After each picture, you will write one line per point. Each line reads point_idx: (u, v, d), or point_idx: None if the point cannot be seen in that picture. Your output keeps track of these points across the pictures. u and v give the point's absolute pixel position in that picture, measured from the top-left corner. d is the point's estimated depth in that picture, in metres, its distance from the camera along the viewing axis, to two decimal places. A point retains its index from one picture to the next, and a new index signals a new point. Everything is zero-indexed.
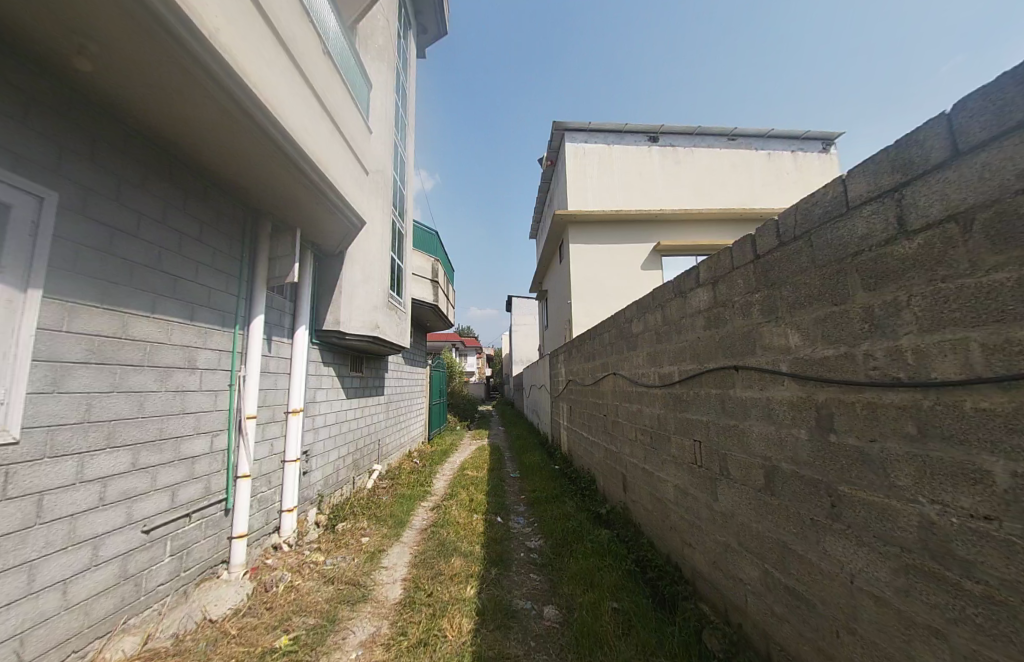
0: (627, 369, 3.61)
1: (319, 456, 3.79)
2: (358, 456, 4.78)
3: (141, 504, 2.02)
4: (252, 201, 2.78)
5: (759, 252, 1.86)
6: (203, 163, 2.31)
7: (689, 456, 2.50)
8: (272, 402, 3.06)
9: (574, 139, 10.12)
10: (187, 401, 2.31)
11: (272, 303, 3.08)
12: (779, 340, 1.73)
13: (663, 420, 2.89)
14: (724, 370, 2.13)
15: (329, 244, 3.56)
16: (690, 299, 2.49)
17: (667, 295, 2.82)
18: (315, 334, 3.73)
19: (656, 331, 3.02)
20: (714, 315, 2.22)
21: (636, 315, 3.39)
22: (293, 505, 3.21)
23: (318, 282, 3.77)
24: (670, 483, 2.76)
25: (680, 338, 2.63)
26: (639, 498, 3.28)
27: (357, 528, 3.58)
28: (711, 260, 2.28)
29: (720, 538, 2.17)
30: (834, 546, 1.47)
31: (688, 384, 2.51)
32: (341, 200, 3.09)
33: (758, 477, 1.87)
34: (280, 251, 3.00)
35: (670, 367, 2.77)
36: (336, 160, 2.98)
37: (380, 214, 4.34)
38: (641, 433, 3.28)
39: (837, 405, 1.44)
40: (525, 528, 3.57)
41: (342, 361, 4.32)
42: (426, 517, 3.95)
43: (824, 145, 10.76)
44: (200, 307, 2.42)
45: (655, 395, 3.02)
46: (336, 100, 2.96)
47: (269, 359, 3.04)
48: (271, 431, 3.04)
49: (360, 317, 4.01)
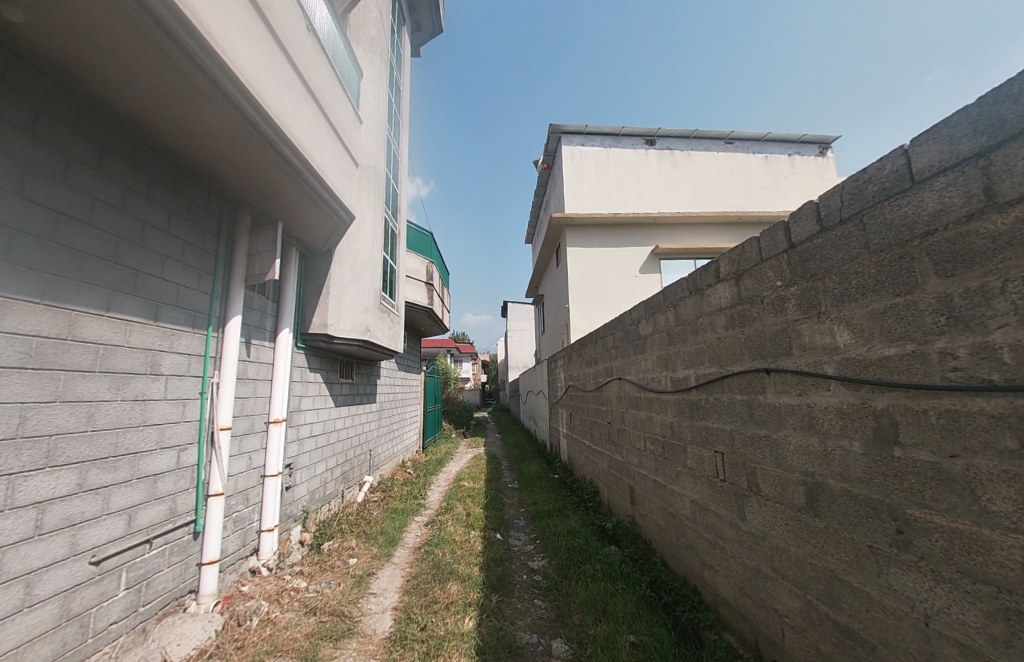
0: (634, 373, 3.39)
1: (304, 470, 3.50)
2: (348, 468, 4.49)
3: (89, 531, 1.74)
4: (228, 190, 2.53)
5: (795, 240, 1.66)
6: (170, 144, 2.07)
7: (710, 469, 2.28)
8: (250, 411, 2.79)
9: (571, 141, 10.00)
10: (148, 412, 2.04)
11: (251, 303, 2.82)
12: (821, 339, 1.52)
13: (676, 428, 2.66)
14: (752, 374, 1.91)
15: (315, 240, 3.31)
16: (707, 296, 2.29)
17: (680, 293, 2.61)
18: (300, 337, 3.47)
19: (667, 332, 2.81)
20: (738, 312, 2.01)
21: (644, 316, 3.17)
22: (273, 525, 2.92)
23: (304, 282, 3.52)
24: (686, 498, 2.53)
25: (696, 339, 2.41)
26: (650, 514, 3.04)
27: (344, 548, 3.28)
28: (733, 253, 2.08)
29: (750, 561, 1.94)
30: (903, 581, 1.25)
31: (707, 389, 2.30)
32: (327, 190, 2.86)
33: (798, 495, 1.65)
34: (261, 246, 2.76)
35: (685, 371, 2.55)
36: (322, 147, 2.75)
37: (372, 211, 4.12)
38: (651, 443, 3.06)
39: (903, 414, 1.23)
40: (527, 547, 3.28)
41: (330, 366, 4.06)
42: (420, 535, 3.66)
43: (821, 150, 10.74)
44: (167, 305, 2.16)
45: (667, 402, 2.79)
46: (322, 82, 2.74)
47: (248, 365, 2.77)
48: (249, 444, 2.77)
49: (350, 319, 3.76)
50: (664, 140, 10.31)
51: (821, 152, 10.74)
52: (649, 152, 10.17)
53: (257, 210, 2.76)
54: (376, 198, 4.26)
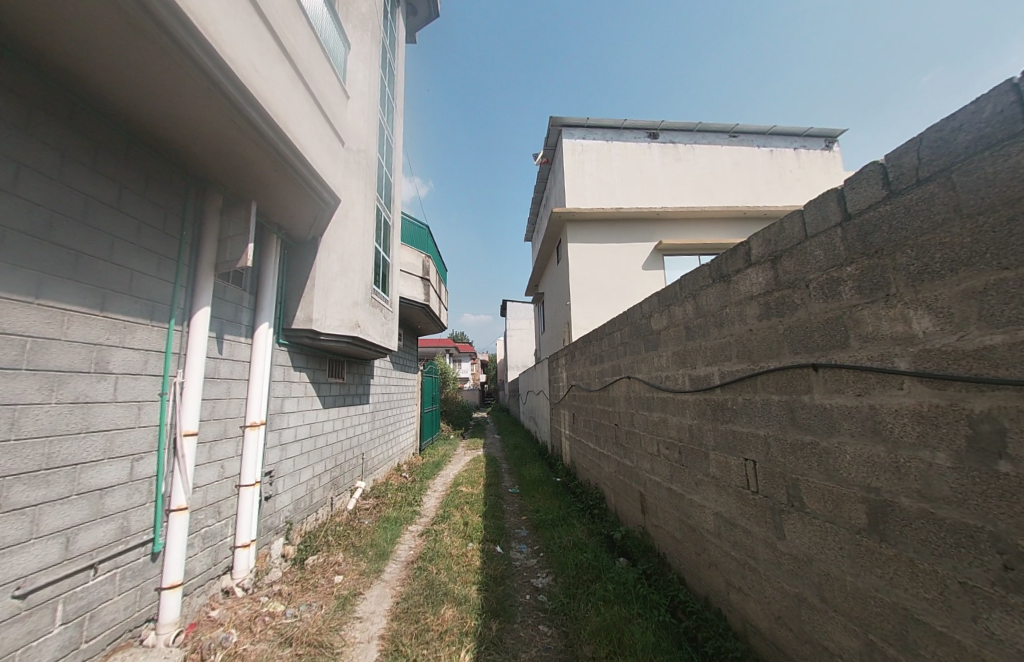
0: (645, 371, 3.13)
1: (288, 477, 3.23)
2: (338, 474, 4.21)
3: (12, 559, 1.46)
4: (192, 164, 2.24)
5: (852, 211, 1.40)
6: (117, 105, 1.78)
7: (738, 479, 2.01)
8: (222, 414, 2.51)
9: (571, 135, 9.74)
10: (93, 416, 1.76)
11: (223, 294, 2.54)
12: (890, 328, 1.26)
13: (696, 432, 2.40)
14: (794, 371, 1.65)
15: (297, 225, 3.03)
16: (734, 283, 2.03)
17: (700, 282, 2.35)
18: (282, 334, 3.19)
19: (683, 326, 2.54)
20: (775, 300, 1.75)
21: (658, 309, 2.90)
22: (249, 540, 2.64)
23: (285, 273, 3.23)
24: (708, 511, 2.26)
25: (720, 331, 2.15)
26: (665, 526, 2.77)
27: (330, 563, 3.00)
28: (768, 233, 1.82)
29: (791, 588, 1.68)
30: (1014, 631, 0.98)
31: (734, 388, 2.03)
32: (309, 170, 2.58)
33: (858, 515, 1.38)
34: (232, 229, 2.47)
35: (706, 369, 2.28)
36: (301, 120, 2.46)
37: (361, 199, 3.84)
38: (666, 448, 2.79)
39: (1014, 419, 0.96)
40: (529, 562, 3.00)
41: (318, 365, 3.78)
42: (413, 547, 3.37)
43: (827, 144, 10.53)
44: (117, 294, 1.88)
45: (685, 403, 2.53)
46: (300, 48, 2.46)
47: (220, 363, 2.49)
48: (220, 451, 2.48)
49: (337, 314, 3.48)
50: (667, 134, 10.06)
51: (826, 145, 10.52)
52: (652, 146, 9.91)
53: (227, 188, 2.47)
54: (367, 185, 3.98)
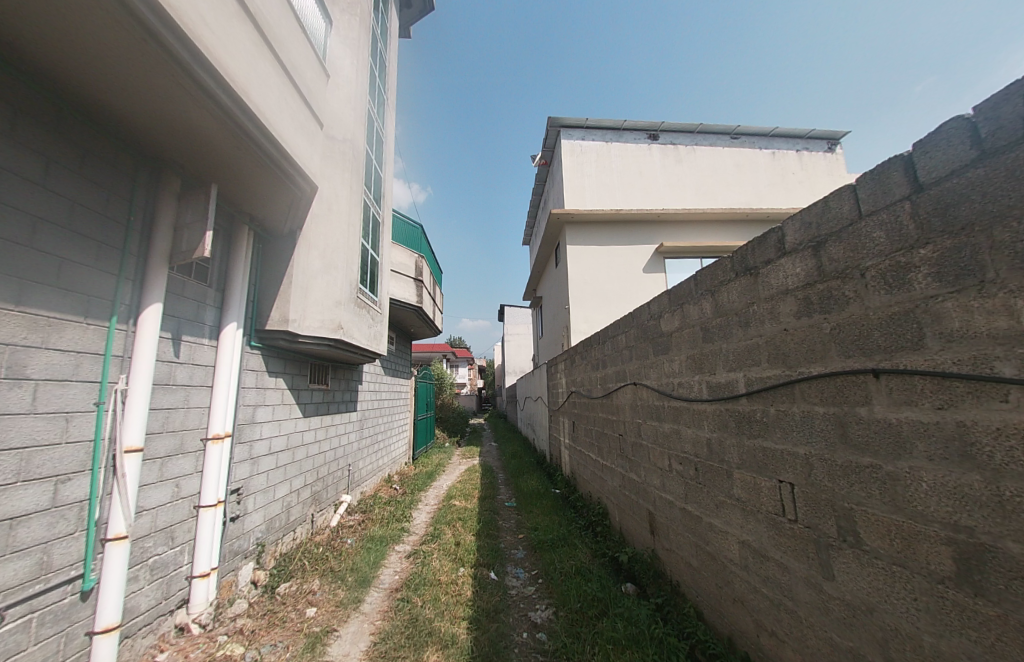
0: (654, 377, 2.85)
1: (260, 494, 2.91)
2: (320, 487, 3.90)
3: None
4: (138, 139, 1.95)
5: (927, 181, 1.15)
6: (33, 60, 1.48)
7: (770, 504, 1.72)
8: (178, 426, 2.20)
9: (570, 135, 9.55)
10: (3, 432, 1.46)
11: (182, 289, 2.25)
12: (989, 324, 0.98)
13: (715, 446, 2.12)
14: (846, 379, 1.37)
15: (269, 213, 2.74)
16: (763, 276, 1.77)
17: (720, 277, 2.08)
18: (255, 335, 2.89)
19: (699, 327, 2.27)
20: (819, 293, 1.48)
21: (668, 309, 2.63)
22: (208, 569, 2.31)
23: (259, 269, 2.95)
24: (733, 539, 1.97)
25: (746, 332, 1.87)
26: (680, 552, 2.47)
27: (303, 591, 2.66)
28: (807, 216, 1.56)
29: (844, 642, 1.38)
30: None
31: (763, 398, 1.76)
32: (281, 150, 2.31)
33: (941, 560, 1.10)
34: (189, 215, 2.18)
35: (728, 375, 2.00)
36: (268, 92, 2.18)
37: (347, 192, 3.58)
38: (679, 464, 2.50)
39: None
40: (526, 590, 2.68)
41: (297, 370, 3.48)
42: (399, 572, 3.04)
43: (829, 145, 10.39)
44: (40, 286, 1.58)
45: (702, 414, 2.24)
46: (268, 15, 2.21)
47: (176, 367, 2.19)
48: (174, 467, 2.17)
49: (318, 314, 3.19)
50: (667, 135, 9.89)
51: (828, 148, 10.37)
52: (652, 147, 9.73)
53: (183, 169, 2.18)
54: (353, 177, 3.72)
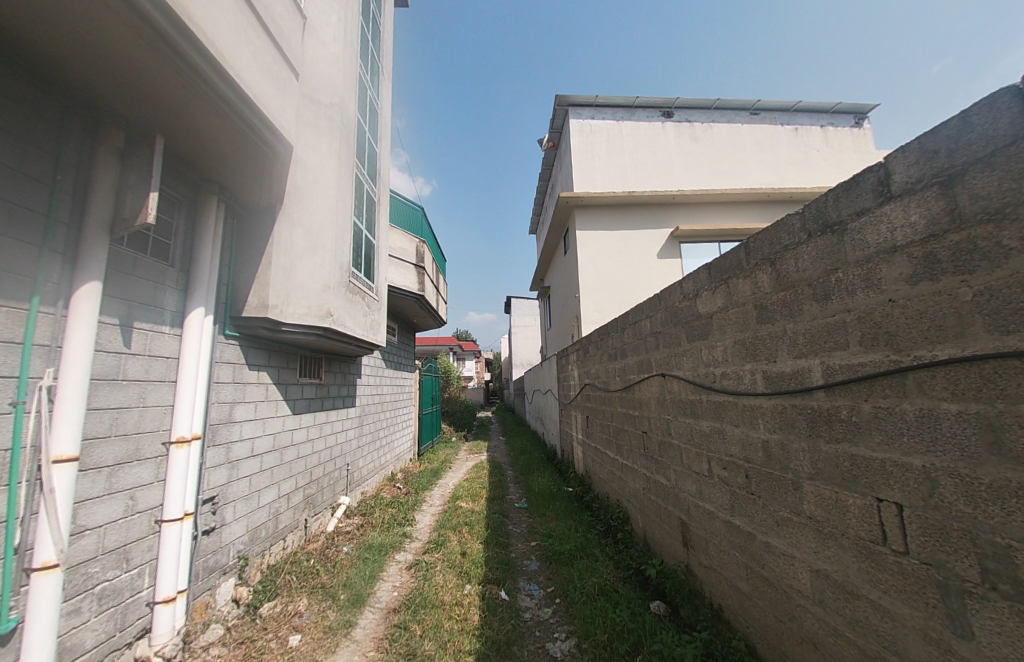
0: (688, 367, 2.45)
1: (241, 502, 2.59)
2: (314, 490, 3.58)
3: None
4: (58, 76, 1.57)
5: None
6: None
7: (863, 529, 1.34)
8: (131, 428, 1.87)
9: (579, 114, 9.03)
10: None
11: (133, 267, 1.90)
12: None
13: (775, 450, 1.73)
14: (1000, 365, 0.96)
15: (239, 178, 2.37)
16: (852, 233, 1.36)
17: (784, 241, 1.67)
18: (231, 323, 2.54)
19: (752, 305, 1.87)
20: (953, 247, 1.07)
21: (708, 286, 2.22)
22: (173, 593, 2.00)
23: (234, 247, 2.59)
24: (803, 566, 1.59)
25: (824, 306, 1.47)
26: (724, 572, 2.09)
27: (288, 613, 2.34)
28: (930, 143, 1.14)
29: None
30: None
31: (851, 392, 1.36)
32: (245, 98, 1.92)
33: None
34: (133, 176, 1.81)
35: (796, 362, 1.60)
36: (223, 23, 1.78)
37: (335, 164, 3.21)
38: (722, 469, 2.11)
39: None
40: (543, 614, 2.33)
41: (284, 362, 3.13)
42: (398, 587, 2.70)
43: (856, 120, 9.73)
44: None
45: (755, 410, 1.85)
46: None
47: (126, 359, 1.85)
48: (126, 477, 1.84)
49: (303, 299, 2.83)
50: (682, 112, 9.31)
51: (855, 123, 9.72)
52: (666, 125, 9.17)
53: (121, 119, 1.80)
54: (343, 148, 3.34)
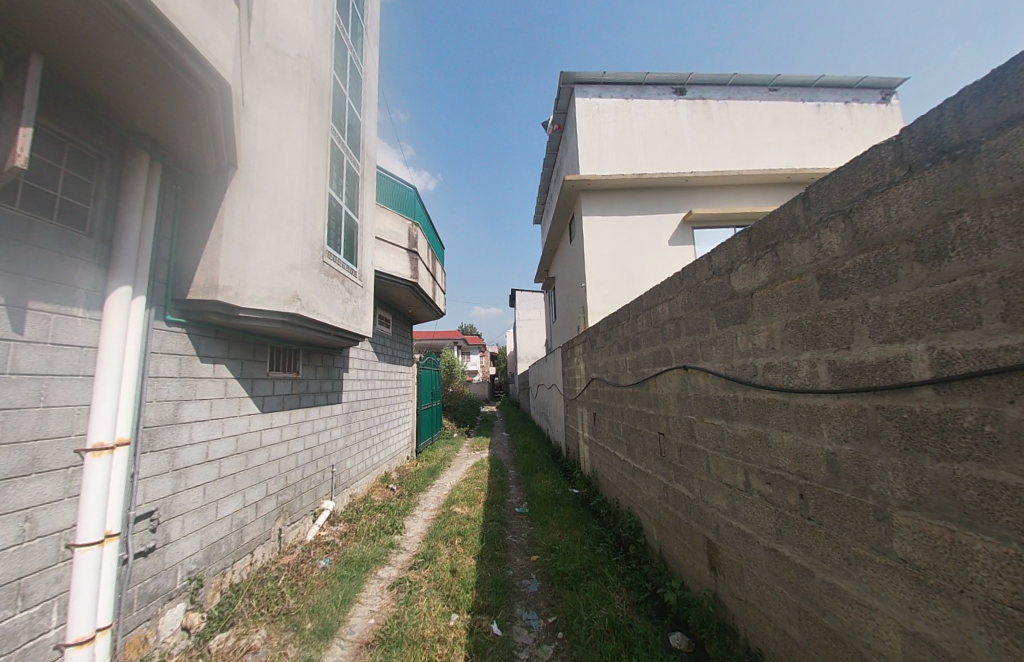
0: (719, 357, 2.02)
1: (193, 515, 2.23)
2: (290, 496, 3.22)
3: None
4: None
5: None
6: None
7: (1000, 589, 0.91)
8: (22, 436, 1.49)
9: (585, 92, 8.47)
10: None
11: (24, 233, 1.52)
12: None
13: (847, 467, 1.30)
14: None
15: (175, 132, 1.98)
16: (989, 155, 0.92)
17: (867, 183, 1.23)
18: (174, 307, 2.15)
19: (814, 276, 1.43)
20: None
21: (748, 257, 1.79)
22: (93, 632, 1.64)
23: (178, 218, 2.21)
24: (888, 623, 1.17)
25: (934, 268, 1.03)
26: (765, 611, 1.69)
27: (240, 649, 1.98)
28: None
29: None
30: None
31: (982, 391, 0.93)
32: (165, 23, 1.50)
33: None
34: (8, 113, 1.41)
35: (883, 350, 1.17)
36: None
37: (305, 126, 2.79)
38: (766, 484, 1.69)
39: None
40: (541, 654, 1.96)
41: (247, 354, 2.75)
42: (375, 614, 2.35)
43: (883, 96, 9.07)
44: None
45: (816, 414, 1.42)
46: None
47: (14, 348, 1.48)
48: (16, 494, 1.47)
49: (262, 279, 2.44)
50: (695, 89, 8.73)
51: (882, 98, 9.05)
52: (678, 103, 8.60)
53: None
54: (314, 109, 2.92)
